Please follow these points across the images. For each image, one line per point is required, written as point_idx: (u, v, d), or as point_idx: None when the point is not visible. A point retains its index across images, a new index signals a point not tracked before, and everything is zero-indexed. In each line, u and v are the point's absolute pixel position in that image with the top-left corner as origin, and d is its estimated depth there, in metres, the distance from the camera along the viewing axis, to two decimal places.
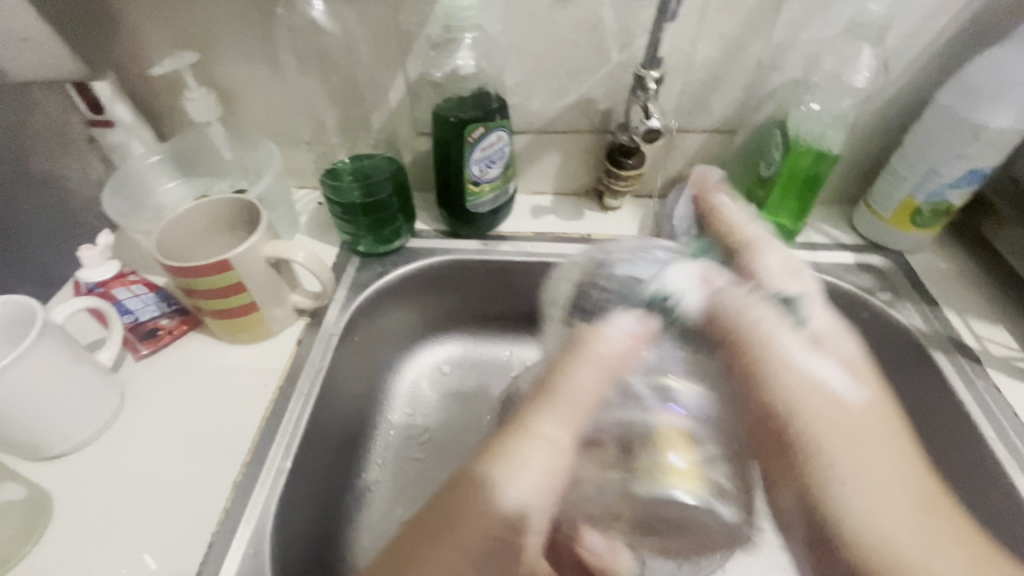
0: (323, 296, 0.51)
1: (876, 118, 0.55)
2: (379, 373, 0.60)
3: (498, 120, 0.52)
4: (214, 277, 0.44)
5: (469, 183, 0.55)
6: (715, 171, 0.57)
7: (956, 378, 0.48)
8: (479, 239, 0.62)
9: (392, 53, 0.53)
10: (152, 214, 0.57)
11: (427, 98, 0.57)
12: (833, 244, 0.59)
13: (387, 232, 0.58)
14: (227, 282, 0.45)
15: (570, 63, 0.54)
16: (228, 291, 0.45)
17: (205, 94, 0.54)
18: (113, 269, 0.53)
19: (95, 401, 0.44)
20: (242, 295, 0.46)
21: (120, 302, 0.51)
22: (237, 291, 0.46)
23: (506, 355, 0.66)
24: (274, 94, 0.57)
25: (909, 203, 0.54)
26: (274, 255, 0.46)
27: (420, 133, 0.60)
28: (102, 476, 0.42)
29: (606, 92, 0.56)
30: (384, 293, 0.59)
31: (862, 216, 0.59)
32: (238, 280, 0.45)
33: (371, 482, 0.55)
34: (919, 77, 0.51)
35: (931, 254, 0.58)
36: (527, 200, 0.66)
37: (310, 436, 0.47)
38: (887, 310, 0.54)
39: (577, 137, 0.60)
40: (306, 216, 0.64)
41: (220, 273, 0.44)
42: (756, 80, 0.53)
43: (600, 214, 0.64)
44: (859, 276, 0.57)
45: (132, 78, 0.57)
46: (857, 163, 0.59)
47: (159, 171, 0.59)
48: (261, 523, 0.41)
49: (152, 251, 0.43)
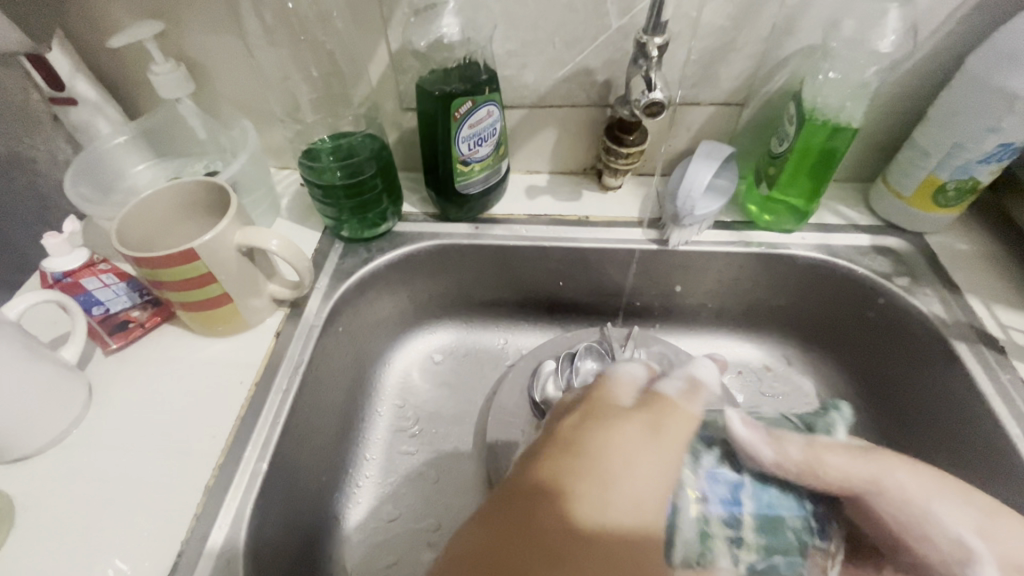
0: (301, 286, 0.48)
1: (900, 87, 0.50)
2: (367, 364, 0.58)
3: (487, 93, 0.48)
4: (179, 268, 0.40)
5: (456, 162, 0.51)
6: (723, 147, 0.52)
7: (977, 371, 0.45)
8: (471, 223, 0.58)
9: (371, 21, 0.49)
10: (122, 198, 0.53)
11: (411, 70, 0.52)
12: (848, 226, 0.56)
13: (372, 215, 0.55)
14: (191, 274, 0.41)
15: (565, 29, 0.49)
16: (196, 283, 0.42)
17: (171, 68, 0.50)
18: (81, 256, 0.48)
19: (60, 399, 0.41)
20: (211, 286, 0.43)
21: (88, 293, 0.48)
22: (204, 283, 0.43)
23: (501, 343, 0.63)
24: (246, 67, 0.53)
25: (933, 180, 0.50)
26: (243, 243, 0.43)
27: (405, 109, 0.56)
28: (68, 479, 0.40)
29: (605, 62, 0.51)
30: (370, 281, 0.56)
31: (880, 195, 0.55)
32: (205, 272, 0.42)
33: (358, 477, 0.53)
34: (949, 41, 0.46)
35: (954, 235, 0.55)
36: (521, 179, 0.62)
37: (289, 436, 0.45)
38: (903, 297, 0.51)
39: (574, 111, 0.56)
40: (288, 199, 0.61)
41: (186, 264, 0.40)
42: (769, 46, 0.48)
43: (598, 195, 0.60)
44: (875, 259, 0.53)
45: (94, 51, 0.53)
46: (876, 137, 0.54)
47: (128, 152, 0.55)
48: (235, 529, 0.38)
49: (110, 241, 0.40)
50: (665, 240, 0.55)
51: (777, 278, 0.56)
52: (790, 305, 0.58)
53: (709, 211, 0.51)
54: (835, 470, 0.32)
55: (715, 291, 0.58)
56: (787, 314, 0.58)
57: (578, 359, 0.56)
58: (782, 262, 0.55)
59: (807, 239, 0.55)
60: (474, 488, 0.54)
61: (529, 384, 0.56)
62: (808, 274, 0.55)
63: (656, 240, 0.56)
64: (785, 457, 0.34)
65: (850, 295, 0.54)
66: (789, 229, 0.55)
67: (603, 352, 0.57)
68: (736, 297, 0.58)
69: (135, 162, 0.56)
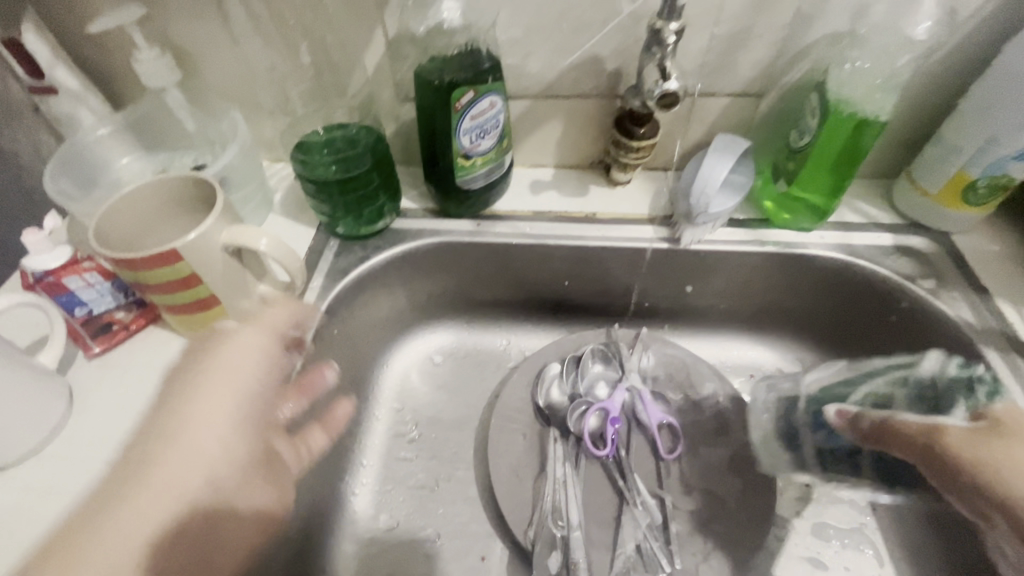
0: (293, 287, 0.46)
1: (930, 78, 0.47)
2: (364, 367, 0.55)
3: (490, 82, 0.45)
4: (161, 270, 0.38)
5: (458, 156, 0.48)
6: (739, 141, 0.50)
7: (1007, 380, 0.43)
8: (472, 220, 0.56)
9: (366, 5, 0.46)
10: (106, 193, 0.51)
11: (409, 58, 0.49)
12: (869, 224, 0.53)
13: (368, 212, 0.52)
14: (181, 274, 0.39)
15: (573, 14, 0.46)
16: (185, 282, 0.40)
17: (155, 55, 0.47)
18: (65, 254, 0.44)
19: (41, 407, 0.40)
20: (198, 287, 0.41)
21: (71, 294, 0.45)
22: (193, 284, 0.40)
23: (504, 345, 0.61)
24: (235, 54, 0.50)
25: (962, 177, 0.47)
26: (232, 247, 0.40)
27: (404, 99, 0.53)
28: (52, 489, 0.39)
29: (615, 50, 0.49)
30: (366, 281, 0.53)
31: (904, 191, 0.52)
32: (189, 273, 0.40)
33: (354, 485, 0.51)
34: (986, 28, 0.43)
35: (982, 235, 0.52)
36: (525, 174, 0.59)
37: (281, 446, 0.42)
38: (928, 301, 0.48)
39: (582, 102, 0.53)
40: (281, 194, 0.58)
41: (167, 265, 0.38)
42: (791, 33, 0.45)
43: (606, 190, 0.57)
44: (898, 261, 0.50)
45: (76, 37, 0.50)
46: (901, 130, 0.51)
47: (112, 144, 0.53)
48: (223, 547, 0.36)
49: (88, 241, 0.38)
50: (677, 239, 0.53)
51: (793, 280, 0.53)
52: (806, 308, 0.55)
53: (724, 208, 0.49)
54: (955, 446, 0.34)
55: (728, 292, 0.56)
56: (803, 316, 0.56)
57: (584, 363, 0.54)
58: (799, 262, 0.52)
59: (826, 239, 0.52)
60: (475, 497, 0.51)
61: (532, 389, 0.54)
62: (827, 275, 0.52)
63: (667, 239, 0.53)
64: (861, 429, 0.40)
65: (870, 298, 0.51)
66: (808, 228, 0.52)
67: (610, 355, 0.55)
68: (750, 298, 0.56)
69: (120, 156, 0.53)
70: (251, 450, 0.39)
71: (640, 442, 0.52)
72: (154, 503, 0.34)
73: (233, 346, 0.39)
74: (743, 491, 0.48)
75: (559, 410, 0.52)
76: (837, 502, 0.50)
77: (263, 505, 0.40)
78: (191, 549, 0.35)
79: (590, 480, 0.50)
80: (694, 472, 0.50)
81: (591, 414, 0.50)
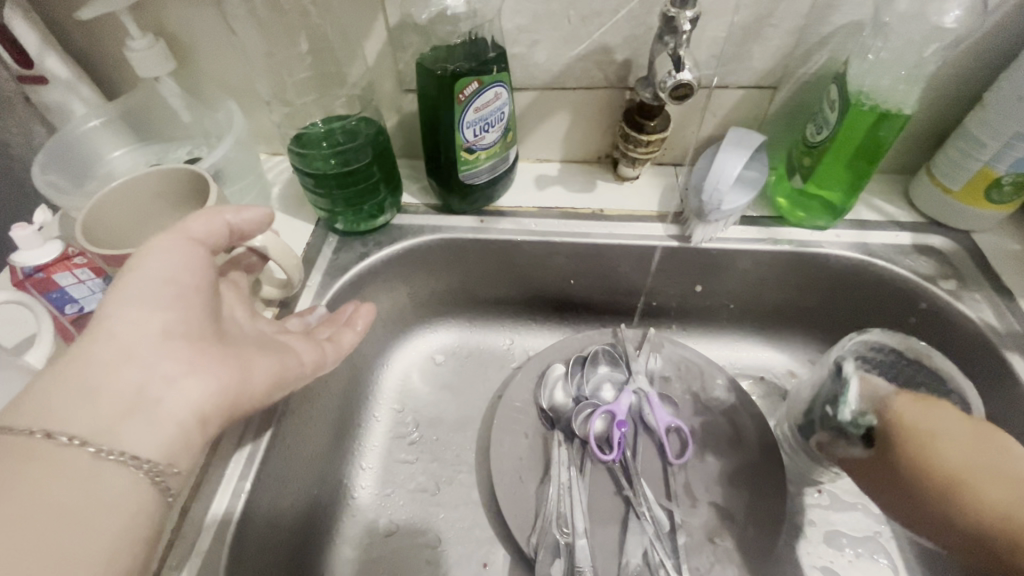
0: (291, 286, 0.44)
1: (954, 70, 0.45)
2: (363, 366, 0.54)
3: (494, 73, 0.43)
4: None
5: (461, 150, 0.46)
6: (754, 135, 0.48)
7: None
8: (475, 216, 0.54)
9: None
10: (97, 186, 0.49)
11: (412, 47, 0.47)
12: (887, 223, 0.51)
13: (368, 207, 0.51)
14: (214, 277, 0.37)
15: (582, 2, 0.44)
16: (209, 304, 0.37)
17: (148, 43, 0.46)
18: (56, 250, 0.45)
19: None
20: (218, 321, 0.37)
21: (63, 290, 0.45)
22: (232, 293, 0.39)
23: (507, 344, 0.59)
24: (231, 43, 0.48)
25: (987, 174, 0.45)
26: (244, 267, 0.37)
27: (405, 90, 0.51)
28: None
29: (626, 39, 0.47)
30: (366, 278, 0.52)
31: (923, 188, 0.50)
32: None
33: (353, 487, 0.50)
34: (1015, 17, 0.41)
35: (1005, 235, 0.50)
36: (531, 168, 0.58)
37: (276, 450, 0.41)
38: (949, 303, 0.46)
39: (589, 94, 0.51)
40: (280, 188, 0.57)
41: None
42: (810, 22, 0.43)
43: (613, 185, 0.55)
44: (917, 260, 0.49)
45: (66, 24, 0.48)
46: (922, 125, 0.49)
47: (104, 135, 0.51)
48: (215, 555, 0.35)
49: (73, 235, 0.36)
50: (687, 237, 0.51)
51: (807, 279, 0.52)
52: (820, 309, 0.53)
53: (738, 206, 0.47)
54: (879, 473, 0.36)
55: (739, 292, 0.54)
56: (817, 317, 0.54)
57: (590, 364, 0.52)
58: (814, 261, 0.50)
59: (842, 237, 0.50)
60: (478, 501, 0.50)
61: (536, 390, 0.52)
62: (843, 275, 0.50)
63: (677, 237, 0.51)
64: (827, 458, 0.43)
65: (887, 299, 0.50)
66: (823, 226, 0.50)
67: (616, 356, 0.53)
68: (761, 299, 0.54)
69: (112, 148, 0.52)
70: (163, 360, 0.28)
71: (647, 446, 0.50)
72: (102, 376, 0.27)
73: (150, 246, 0.30)
74: (754, 498, 0.47)
75: (563, 412, 0.51)
76: (852, 509, 0.48)
77: (199, 384, 0.29)
78: (114, 386, 0.26)
79: (596, 484, 0.48)
80: (703, 477, 0.48)
81: (597, 417, 0.49)
